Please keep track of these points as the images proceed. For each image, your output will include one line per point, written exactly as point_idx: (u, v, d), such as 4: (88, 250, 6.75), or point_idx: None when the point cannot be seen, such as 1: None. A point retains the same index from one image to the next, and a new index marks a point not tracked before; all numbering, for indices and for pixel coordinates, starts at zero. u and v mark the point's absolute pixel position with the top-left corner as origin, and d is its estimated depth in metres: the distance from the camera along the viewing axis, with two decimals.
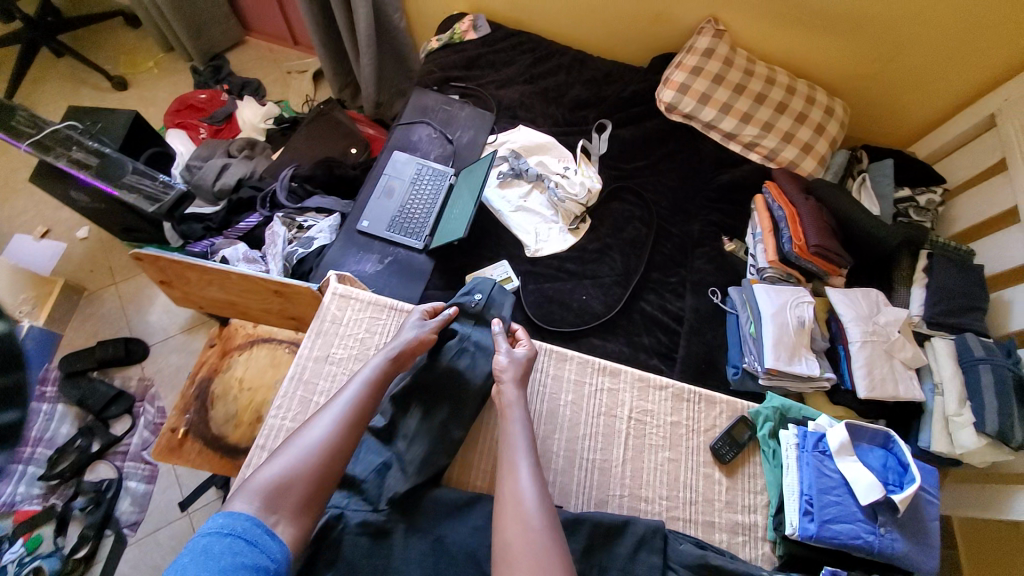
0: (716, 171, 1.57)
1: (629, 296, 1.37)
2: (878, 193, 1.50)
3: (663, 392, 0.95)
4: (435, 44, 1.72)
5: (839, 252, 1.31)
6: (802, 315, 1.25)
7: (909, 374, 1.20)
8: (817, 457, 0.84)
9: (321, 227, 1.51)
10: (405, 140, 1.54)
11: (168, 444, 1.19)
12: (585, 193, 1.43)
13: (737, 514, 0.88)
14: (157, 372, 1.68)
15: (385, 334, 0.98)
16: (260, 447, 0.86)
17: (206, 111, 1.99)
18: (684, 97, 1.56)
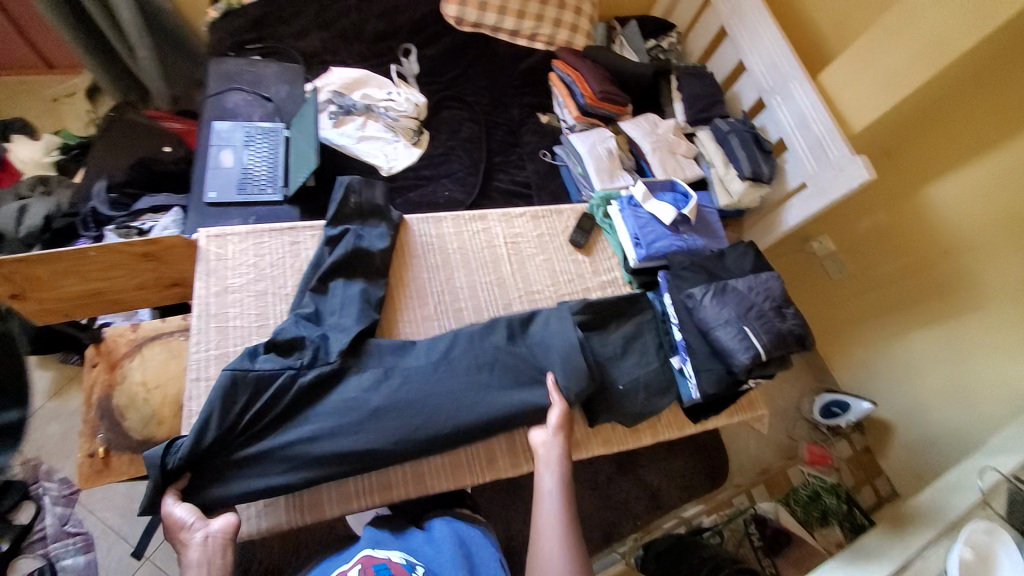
0: (515, 63, 1.83)
1: (483, 180, 1.59)
2: (635, 47, 1.88)
3: (522, 217, 1.21)
4: (214, 14, 1.71)
5: (619, 92, 1.68)
6: (610, 146, 1.59)
7: (689, 161, 1.63)
8: (633, 209, 1.18)
9: (164, 224, 1.47)
10: (220, 109, 1.54)
11: (92, 470, 1.13)
12: (413, 108, 1.62)
13: (602, 275, 1.19)
14: (43, 447, 1.48)
15: (276, 255, 1.08)
16: (195, 378, 0.94)
17: None
18: (467, 8, 1.79)
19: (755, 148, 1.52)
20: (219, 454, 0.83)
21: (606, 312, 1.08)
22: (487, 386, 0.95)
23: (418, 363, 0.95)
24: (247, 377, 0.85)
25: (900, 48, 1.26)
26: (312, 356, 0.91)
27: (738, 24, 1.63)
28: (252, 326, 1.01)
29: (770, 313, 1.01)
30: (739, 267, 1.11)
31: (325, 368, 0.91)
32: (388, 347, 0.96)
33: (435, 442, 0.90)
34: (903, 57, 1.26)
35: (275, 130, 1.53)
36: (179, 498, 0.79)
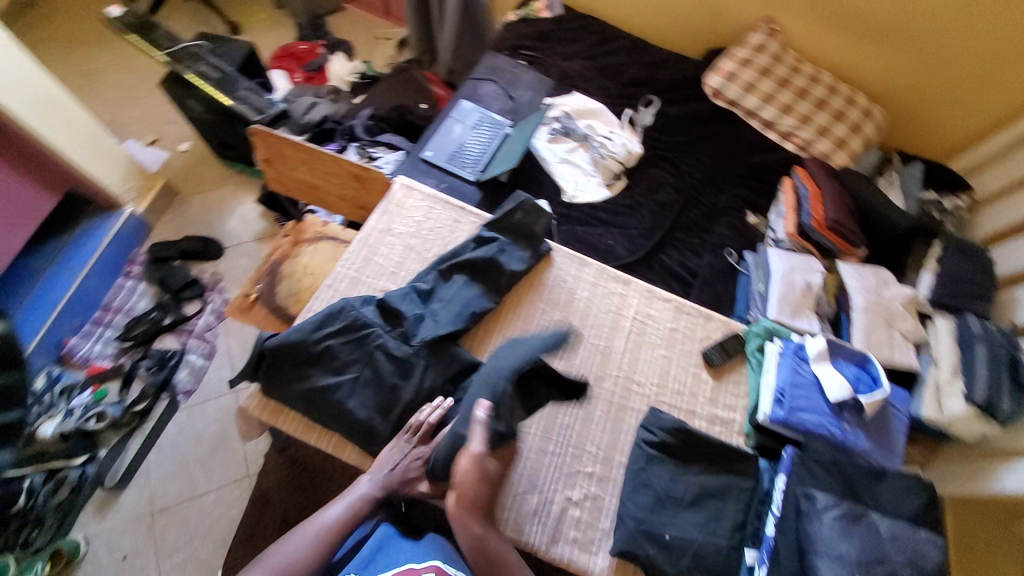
0: (751, 153, 1.68)
1: (651, 247, 1.51)
2: (905, 192, 1.59)
3: (666, 303, 1.09)
4: (513, 18, 1.98)
5: (853, 231, 1.43)
6: (810, 280, 1.34)
7: (907, 346, 1.28)
8: (796, 362, 0.97)
9: (387, 160, 1.73)
10: (472, 92, 1.76)
11: (240, 305, 1.39)
12: (624, 153, 1.64)
13: (718, 409, 0.99)
14: (228, 270, 1.91)
15: (437, 223, 1.17)
16: (329, 287, 1.06)
17: (303, 60, 2.30)
18: (730, 84, 1.71)
19: (1005, 375, 1.15)
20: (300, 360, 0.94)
21: (698, 452, 0.91)
22: (522, 446, 0.93)
23: (477, 394, 0.97)
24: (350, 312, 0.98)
25: None
26: (404, 331, 0.98)
27: None
28: (387, 269, 1.10)
29: None
30: (895, 507, 0.83)
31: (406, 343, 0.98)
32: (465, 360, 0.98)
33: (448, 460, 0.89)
34: None
35: (500, 125, 1.69)
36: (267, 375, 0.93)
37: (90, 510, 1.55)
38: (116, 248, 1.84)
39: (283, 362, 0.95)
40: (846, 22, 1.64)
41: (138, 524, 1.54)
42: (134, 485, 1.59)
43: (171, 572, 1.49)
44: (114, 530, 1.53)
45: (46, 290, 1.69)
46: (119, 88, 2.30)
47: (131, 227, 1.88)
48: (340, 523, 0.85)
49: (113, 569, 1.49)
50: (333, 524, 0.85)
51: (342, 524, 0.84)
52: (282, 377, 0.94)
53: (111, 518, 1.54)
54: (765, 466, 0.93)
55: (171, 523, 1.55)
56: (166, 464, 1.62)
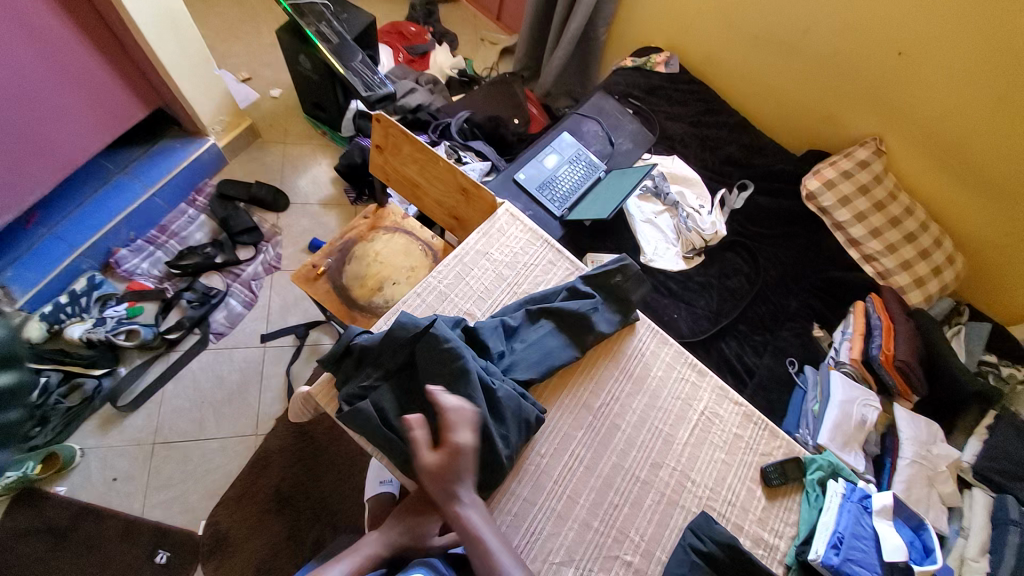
0: (827, 265, 1.68)
1: (714, 333, 1.50)
2: (968, 347, 1.58)
3: (736, 407, 1.08)
4: (629, 63, 1.98)
5: (919, 377, 1.41)
6: (866, 415, 1.33)
7: (941, 506, 1.30)
8: (857, 509, 0.97)
9: (474, 167, 1.72)
10: (576, 127, 1.77)
11: (306, 274, 1.38)
12: (711, 232, 1.59)
13: (765, 532, 0.97)
14: (288, 227, 1.90)
15: (531, 258, 1.15)
16: (417, 295, 1.04)
17: (409, 41, 2.30)
18: (827, 192, 1.68)
19: None
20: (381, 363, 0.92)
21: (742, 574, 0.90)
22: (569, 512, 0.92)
23: (534, 446, 0.97)
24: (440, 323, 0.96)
25: None
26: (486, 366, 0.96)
27: None
28: (475, 293, 1.07)
29: None
30: None
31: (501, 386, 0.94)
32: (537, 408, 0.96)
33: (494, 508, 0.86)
34: None
35: (594, 167, 1.69)
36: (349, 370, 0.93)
37: (94, 422, 1.55)
38: (188, 174, 1.84)
39: (367, 365, 0.94)
40: (955, 166, 1.60)
41: (137, 450, 1.53)
42: (144, 410, 1.58)
43: (155, 509, 1.47)
44: (111, 449, 1.53)
45: (113, 194, 1.69)
46: (228, 17, 2.31)
47: (208, 158, 1.88)
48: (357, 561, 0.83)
49: (100, 489, 1.48)
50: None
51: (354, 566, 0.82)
52: (359, 378, 0.92)
53: (115, 435, 1.54)
54: None
55: (169, 459, 1.53)
56: (179, 399, 1.61)
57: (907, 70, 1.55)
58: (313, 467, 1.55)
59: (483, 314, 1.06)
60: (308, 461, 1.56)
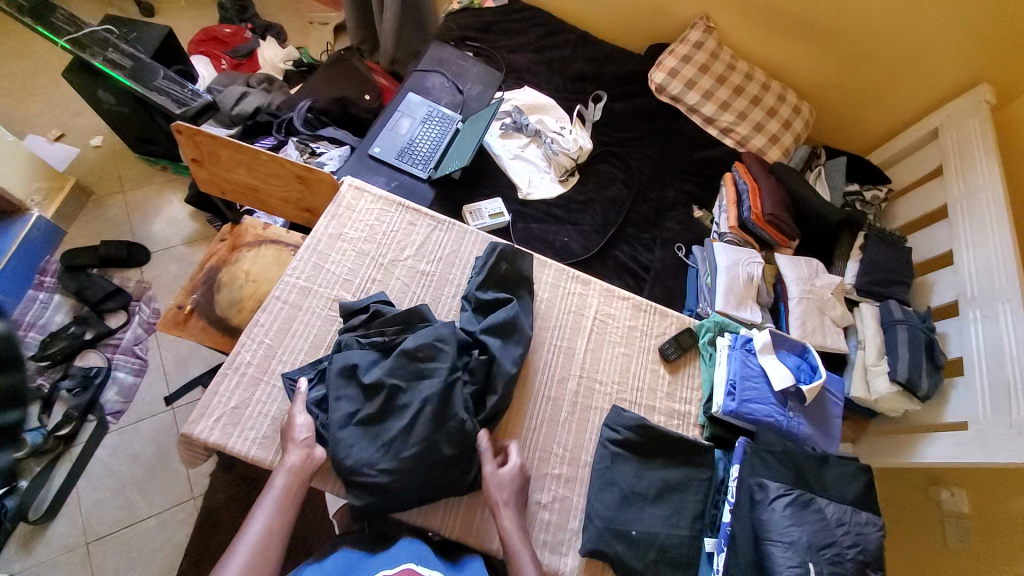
0: (693, 147, 1.73)
1: (606, 243, 1.54)
2: (831, 184, 1.70)
3: (624, 301, 1.13)
4: (457, 6, 1.93)
5: (788, 223, 1.52)
6: (752, 272, 1.43)
7: (837, 329, 1.41)
8: (744, 354, 1.05)
9: (331, 155, 1.62)
10: (419, 84, 1.71)
11: (174, 318, 1.26)
12: (576, 148, 1.62)
13: (676, 403, 1.05)
14: (156, 277, 1.75)
15: (390, 226, 1.14)
16: (277, 297, 1.03)
17: (228, 45, 2.12)
18: (673, 80, 1.73)
19: (923, 356, 1.27)
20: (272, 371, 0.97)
21: (660, 448, 0.96)
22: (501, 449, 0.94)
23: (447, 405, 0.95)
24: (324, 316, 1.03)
25: None
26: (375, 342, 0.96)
27: (964, 211, 1.35)
28: (341, 277, 1.07)
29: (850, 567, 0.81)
30: (840, 491, 0.90)
31: (370, 357, 0.93)
32: (406, 373, 0.92)
33: (423, 474, 0.87)
34: None
35: (450, 119, 1.63)
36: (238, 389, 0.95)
37: (11, 546, 1.39)
38: (23, 258, 1.63)
39: (255, 379, 0.96)
40: (779, 20, 1.69)
41: (69, 556, 1.40)
42: (64, 515, 1.44)
43: None
44: (40, 566, 1.38)
45: None
46: (10, 73, 2.01)
47: (39, 234, 1.67)
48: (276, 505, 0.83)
49: None
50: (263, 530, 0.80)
51: (273, 511, 0.82)
52: (254, 392, 0.95)
53: (40, 551, 1.40)
54: (720, 456, 0.99)
55: (109, 552, 1.41)
56: (98, 491, 1.47)
57: None
58: None
59: (353, 294, 1.06)
60: (256, 502, 1.46)
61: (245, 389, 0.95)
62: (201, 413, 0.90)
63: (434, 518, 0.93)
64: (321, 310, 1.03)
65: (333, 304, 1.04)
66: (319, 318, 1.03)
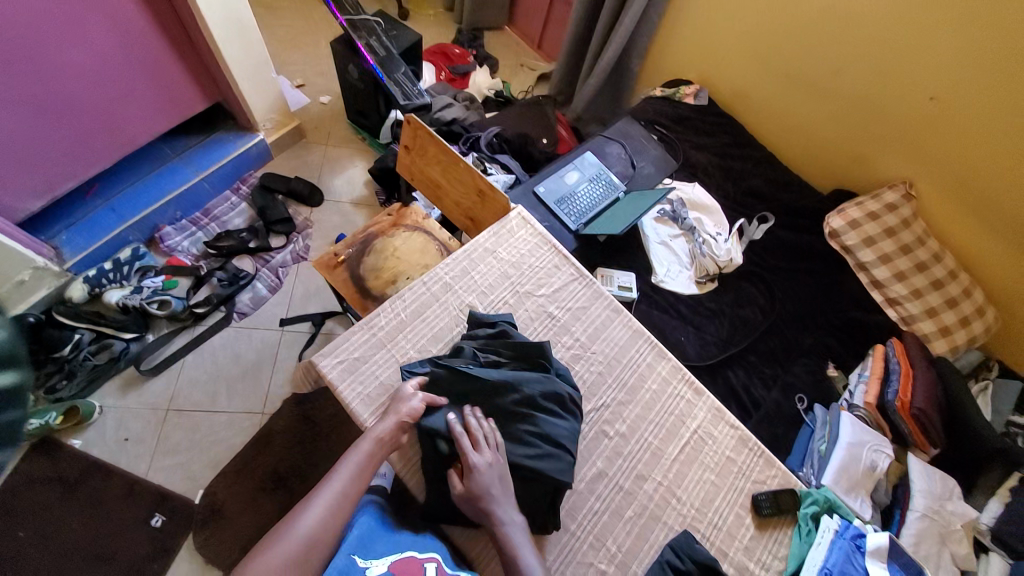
0: (848, 304, 1.61)
1: (721, 360, 1.47)
2: (996, 405, 1.47)
3: (731, 428, 1.07)
4: (658, 93, 2.04)
5: (938, 428, 1.34)
6: (877, 461, 1.28)
7: (957, 569, 1.18)
8: (851, 547, 0.95)
9: (498, 179, 1.77)
10: (599, 148, 1.82)
11: (327, 262, 1.44)
12: (726, 259, 1.60)
13: (750, 561, 0.95)
14: (318, 221, 2.01)
15: (539, 262, 1.21)
16: (424, 282, 1.13)
17: (453, 62, 2.44)
18: (851, 231, 1.65)
19: None
20: (396, 343, 1.06)
21: None
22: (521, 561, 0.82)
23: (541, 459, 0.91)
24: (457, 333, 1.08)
25: None
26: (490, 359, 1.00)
27: None
28: (480, 288, 1.15)
29: None
30: None
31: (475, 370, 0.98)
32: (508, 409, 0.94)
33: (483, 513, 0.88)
34: None
35: (615, 188, 1.72)
36: (363, 347, 1.04)
37: (117, 383, 1.63)
38: (235, 165, 1.98)
39: (380, 343, 1.05)
40: (986, 213, 1.55)
41: (152, 414, 1.60)
42: (165, 377, 1.66)
43: (159, 472, 1.52)
44: (130, 410, 1.60)
45: (166, 177, 1.84)
46: (292, 30, 2.51)
47: (254, 152, 2.02)
48: (335, 501, 0.83)
49: (113, 447, 1.54)
50: (317, 525, 0.79)
51: (331, 509, 0.81)
52: (375, 354, 1.04)
53: (133, 398, 1.61)
54: None
55: (180, 425, 1.59)
56: (198, 371, 1.68)
57: (937, 113, 1.53)
58: (310, 452, 1.56)
59: (483, 307, 1.13)
60: (307, 444, 1.57)
61: (369, 349, 1.04)
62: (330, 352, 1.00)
63: (473, 548, 0.92)
64: (452, 308, 1.11)
65: (464, 309, 1.11)
66: (450, 315, 1.11)
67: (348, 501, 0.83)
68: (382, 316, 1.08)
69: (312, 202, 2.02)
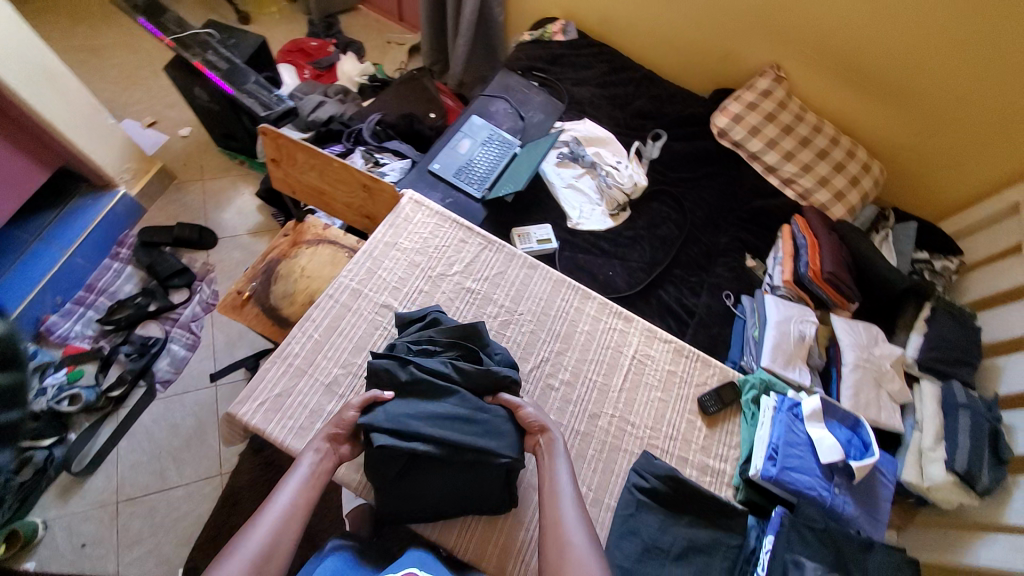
0: (751, 195, 1.69)
1: (650, 282, 1.51)
2: (898, 249, 1.60)
3: (666, 344, 1.12)
4: (527, 38, 1.99)
5: (849, 284, 1.44)
6: (804, 331, 1.36)
7: (893, 405, 1.31)
8: (790, 418, 1.00)
9: (393, 167, 1.69)
10: (483, 108, 1.77)
11: (232, 302, 1.34)
12: (630, 185, 1.63)
13: (710, 459, 1.02)
14: (219, 262, 1.86)
15: (443, 241, 1.19)
16: (330, 296, 1.08)
17: (313, 57, 2.27)
18: (736, 126, 1.72)
19: (987, 448, 1.16)
20: (317, 365, 1.02)
21: (687, 503, 0.92)
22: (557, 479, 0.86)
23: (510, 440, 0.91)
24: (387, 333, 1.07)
25: None
26: (425, 348, 0.98)
27: None
28: (390, 284, 1.12)
29: None
30: None
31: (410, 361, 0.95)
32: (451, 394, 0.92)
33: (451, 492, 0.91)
34: None
35: (510, 145, 1.69)
36: (284, 380, 1.00)
37: (53, 492, 1.48)
38: (105, 228, 1.78)
39: (302, 372, 1.01)
40: (850, 75, 1.65)
41: (102, 511, 1.47)
42: (103, 471, 1.52)
43: (129, 567, 1.42)
44: (75, 516, 1.46)
45: (31, 263, 1.62)
46: (124, 65, 2.24)
47: (123, 209, 1.83)
48: (307, 478, 0.86)
49: (70, 558, 1.41)
50: (291, 504, 0.82)
51: (304, 483, 0.85)
52: (300, 384, 1.00)
53: (77, 502, 1.48)
54: (753, 523, 0.93)
55: (138, 512, 1.48)
56: (138, 453, 1.55)
57: None
58: None
59: (400, 303, 1.10)
60: None
61: (291, 381, 1.00)
62: (247, 397, 0.95)
63: (449, 537, 0.93)
64: (366, 314, 1.08)
65: (380, 310, 1.09)
66: (366, 321, 1.07)
67: (302, 508, 0.83)
68: (296, 342, 1.03)
69: (207, 244, 1.87)
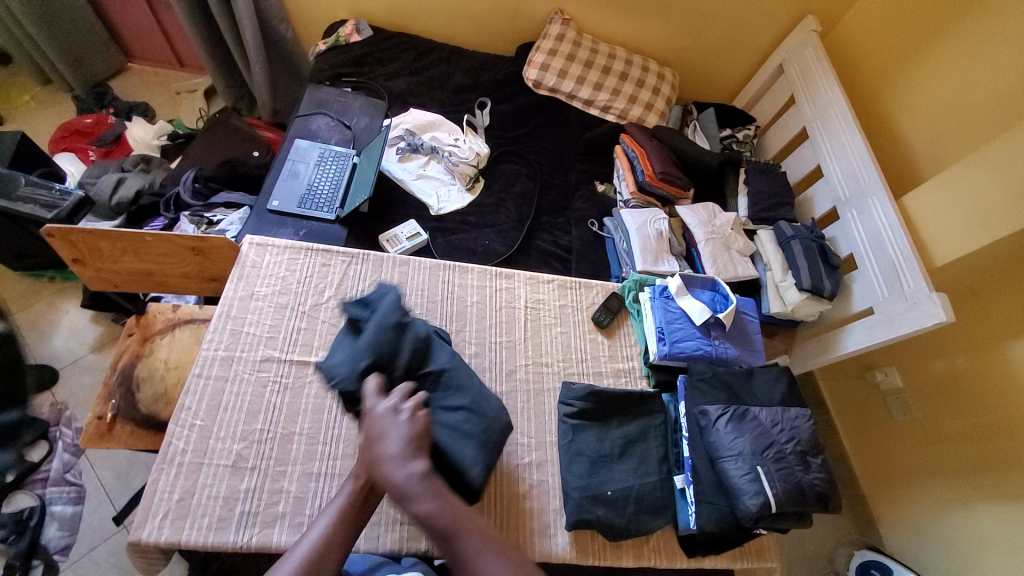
0: (581, 130, 1.85)
1: (525, 237, 1.60)
2: (707, 133, 1.83)
3: (550, 284, 1.20)
4: (323, 47, 1.92)
5: (679, 176, 1.64)
6: (660, 228, 1.54)
7: (744, 259, 1.54)
8: (664, 301, 1.15)
9: (231, 220, 1.56)
10: (304, 129, 1.69)
11: (96, 431, 1.16)
12: (473, 156, 1.66)
13: (619, 362, 1.15)
14: (70, 395, 1.60)
15: (304, 272, 1.16)
16: (198, 374, 1.01)
17: (93, 135, 1.98)
18: (546, 73, 1.82)
19: (820, 261, 1.41)
20: (214, 450, 0.96)
21: (611, 407, 1.03)
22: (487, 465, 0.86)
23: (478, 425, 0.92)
24: (280, 386, 1.04)
25: (991, 189, 1.14)
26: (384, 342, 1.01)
27: (822, 129, 1.53)
28: (263, 336, 1.08)
29: (792, 459, 0.93)
30: (767, 395, 1.02)
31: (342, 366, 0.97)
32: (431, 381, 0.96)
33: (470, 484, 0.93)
34: (987, 191, 1.14)
35: (346, 156, 1.64)
36: (180, 480, 0.93)
37: None
38: None
39: (199, 462, 0.95)
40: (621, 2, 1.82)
41: None
42: None
43: None
44: None
45: None
46: None
47: None
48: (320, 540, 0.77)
49: None
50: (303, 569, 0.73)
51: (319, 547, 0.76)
52: (201, 476, 0.94)
53: None
54: (669, 398, 1.09)
55: None
56: None
57: None
58: None
59: (282, 350, 1.07)
60: None
61: (189, 477, 0.94)
62: (144, 518, 0.88)
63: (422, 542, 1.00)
64: (249, 376, 1.03)
65: (262, 365, 1.05)
66: (250, 384, 1.03)
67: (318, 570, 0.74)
68: (179, 438, 0.96)
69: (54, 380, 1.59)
